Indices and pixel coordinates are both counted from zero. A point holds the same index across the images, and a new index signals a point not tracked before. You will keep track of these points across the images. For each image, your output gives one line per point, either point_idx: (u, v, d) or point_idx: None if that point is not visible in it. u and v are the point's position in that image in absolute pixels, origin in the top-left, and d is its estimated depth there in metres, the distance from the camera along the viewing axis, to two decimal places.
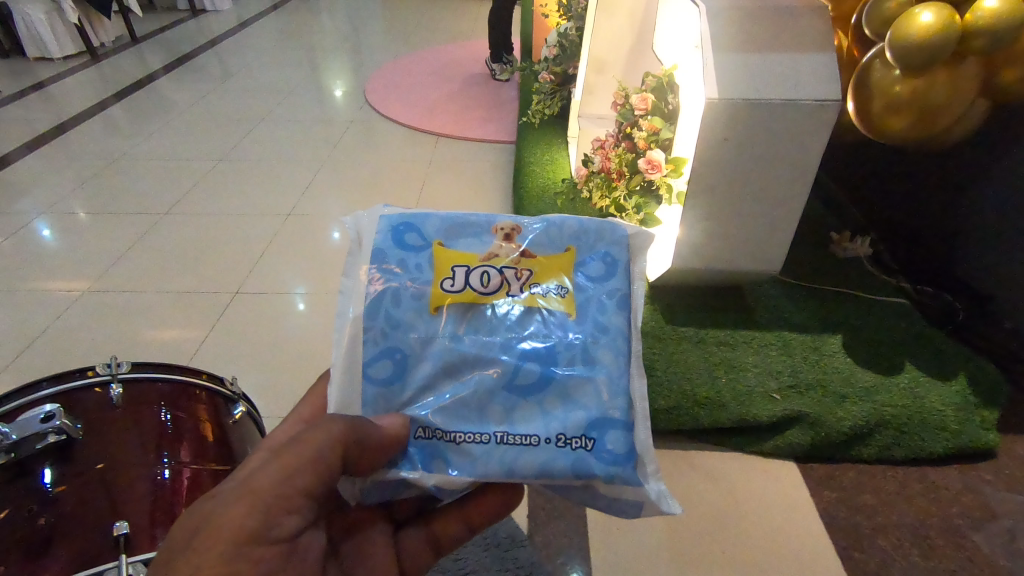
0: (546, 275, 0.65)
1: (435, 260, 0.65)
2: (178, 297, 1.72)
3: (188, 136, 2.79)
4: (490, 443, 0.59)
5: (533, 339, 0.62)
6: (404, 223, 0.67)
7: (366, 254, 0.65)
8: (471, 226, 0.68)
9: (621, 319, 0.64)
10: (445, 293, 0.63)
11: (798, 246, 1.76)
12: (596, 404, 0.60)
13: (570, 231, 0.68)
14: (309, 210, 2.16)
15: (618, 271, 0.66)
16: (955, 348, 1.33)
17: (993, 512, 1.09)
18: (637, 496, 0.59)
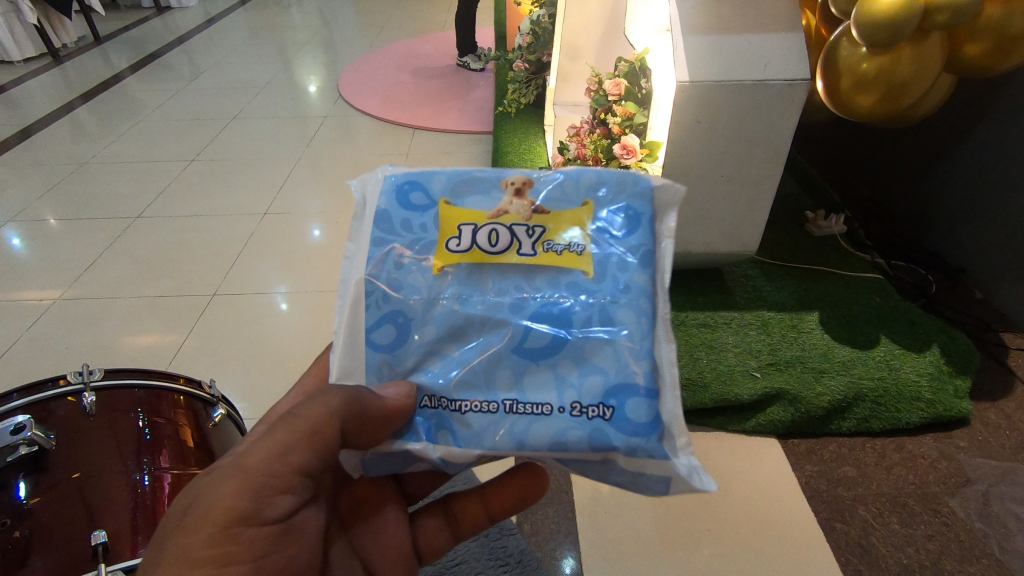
0: (561, 230, 0.59)
1: (441, 219, 0.60)
2: (155, 302, 1.69)
3: (159, 136, 2.73)
4: (498, 413, 0.54)
5: (546, 300, 0.56)
6: (410, 182, 0.62)
7: (369, 217, 0.60)
8: (481, 182, 0.62)
9: (644, 277, 0.57)
10: (451, 253, 0.58)
11: (776, 225, 1.78)
12: (616, 369, 0.54)
13: (587, 181, 0.61)
14: (286, 208, 2.13)
15: (641, 224, 0.59)
16: (930, 321, 1.36)
17: (968, 477, 1.12)
18: (663, 471, 0.53)
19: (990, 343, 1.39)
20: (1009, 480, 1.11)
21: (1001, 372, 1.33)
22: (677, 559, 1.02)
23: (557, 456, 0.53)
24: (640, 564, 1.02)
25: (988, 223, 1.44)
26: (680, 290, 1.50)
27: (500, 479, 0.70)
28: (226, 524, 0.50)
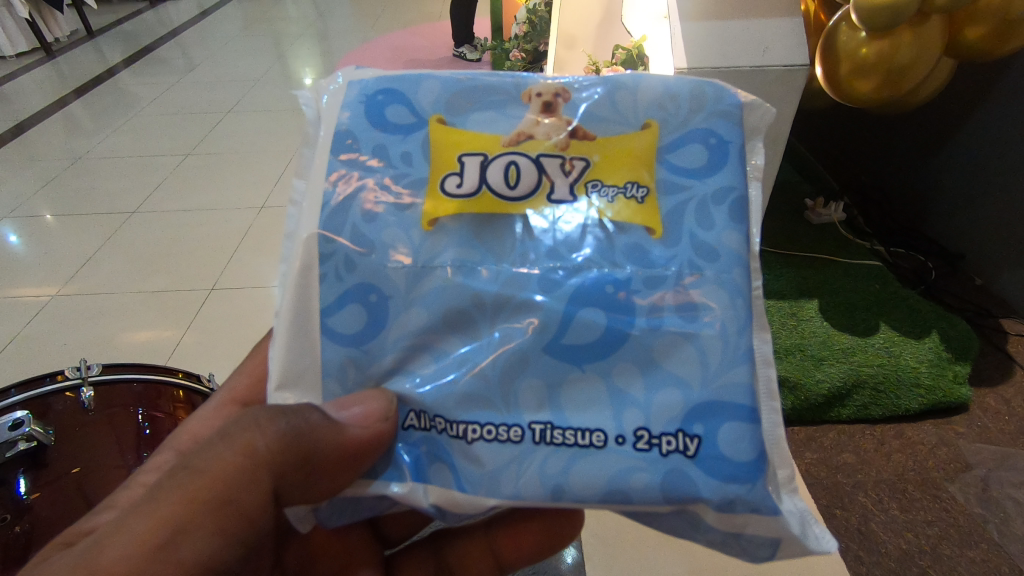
0: (615, 175, 0.50)
1: (432, 146, 0.51)
2: (152, 297, 1.68)
3: (154, 130, 2.72)
4: (524, 444, 0.45)
5: (597, 272, 0.48)
6: (384, 92, 0.54)
7: (324, 140, 0.52)
8: (493, 94, 0.53)
9: (733, 240, 0.49)
10: (446, 196, 0.49)
11: (775, 213, 1.78)
12: (698, 384, 0.46)
13: (645, 104, 0.52)
14: (283, 200, 2.12)
15: (728, 161, 0.51)
16: (929, 308, 1.36)
17: (967, 463, 1.13)
18: (768, 528, 0.45)
19: (990, 329, 1.39)
20: (1007, 465, 1.11)
21: (1000, 357, 1.33)
22: (678, 548, 1.02)
23: (614, 504, 0.45)
24: (641, 553, 1.02)
25: (988, 208, 1.43)
26: None
27: (509, 523, 0.62)
28: None
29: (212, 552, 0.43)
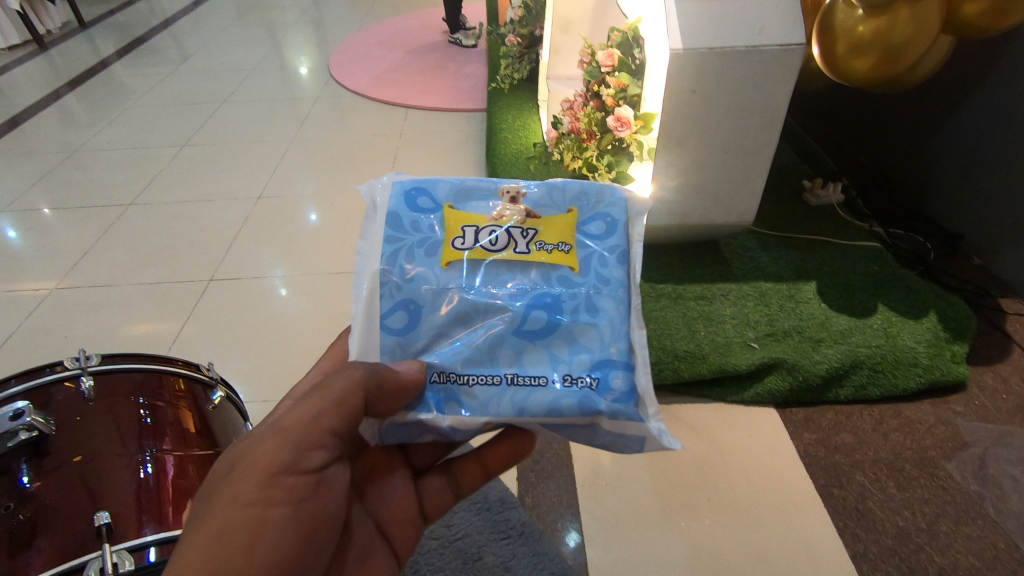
0: (552, 233, 0.67)
1: (446, 220, 0.67)
2: (151, 289, 1.69)
3: (148, 122, 2.69)
4: (501, 385, 0.60)
5: (538, 289, 0.64)
6: (416, 189, 0.69)
7: (380, 218, 0.67)
8: (479, 191, 0.70)
9: (621, 273, 0.65)
10: (457, 250, 0.65)
11: (773, 196, 1.77)
12: (600, 347, 0.61)
13: (572, 193, 0.70)
14: (279, 192, 2.11)
15: (618, 229, 0.68)
16: (927, 288, 1.36)
17: (964, 441, 1.13)
18: (639, 431, 0.60)
19: (988, 309, 1.39)
20: (1004, 443, 1.12)
21: (998, 337, 1.33)
22: (677, 528, 1.04)
23: (551, 423, 0.60)
24: (640, 533, 1.03)
25: (987, 187, 1.43)
26: (677, 263, 1.50)
27: (492, 439, 0.73)
28: (269, 472, 0.53)
29: (337, 425, 0.57)
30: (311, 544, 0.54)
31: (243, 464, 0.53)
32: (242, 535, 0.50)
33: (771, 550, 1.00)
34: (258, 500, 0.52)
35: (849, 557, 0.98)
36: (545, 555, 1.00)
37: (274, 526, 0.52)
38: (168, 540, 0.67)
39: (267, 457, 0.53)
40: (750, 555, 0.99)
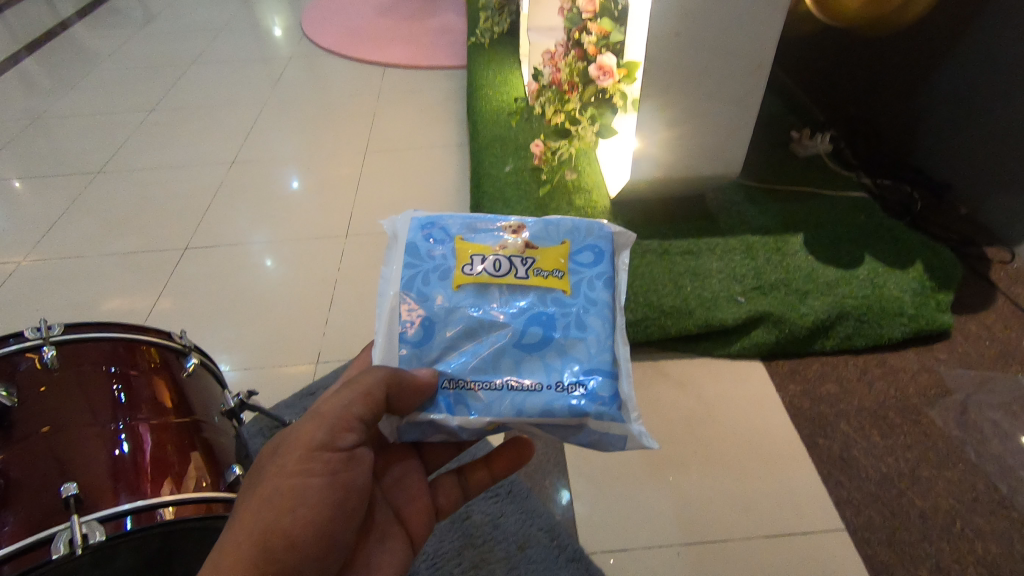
0: (547, 260, 0.69)
1: (456, 249, 0.69)
2: (125, 259, 1.64)
3: (114, 87, 2.58)
4: (502, 389, 0.61)
5: (536, 307, 0.66)
6: (430, 222, 0.72)
7: (399, 248, 0.70)
8: (486, 223, 0.72)
9: (607, 295, 0.67)
10: (465, 274, 0.67)
11: (759, 148, 1.74)
12: (589, 359, 0.63)
13: (565, 228, 0.72)
14: (254, 156, 2.04)
15: (606, 259, 0.70)
16: (914, 238, 1.35)
17: (947, 388, 1.14)
18: (620, 431, 0.62)
19: (973, 257, 1.38)
20: (986, 389, 1.13)
21: (983, 285, 1.33)
22: (664, 481, 1.04)
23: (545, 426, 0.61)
24: (627, 487, 1.04)
25: (976, 134, 1.40)
26: (664, 218, 1.47)
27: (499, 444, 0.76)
28: (307, 450, 0.57)
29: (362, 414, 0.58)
30: (346, 514, 0.58)
31: (288, 441, 0.58)
32: (289, 501, 0.55)
33: (755, 499, 1.01)
34: (300, 472, 0.56)
35: (833, 503, 1.00)
36: (533, 511, 1.00)
37: (316, 494, 0.56)
38: (145, 508, 0.66)
39: (307, 437, 0.57)
40: (735, 504, 1.00)
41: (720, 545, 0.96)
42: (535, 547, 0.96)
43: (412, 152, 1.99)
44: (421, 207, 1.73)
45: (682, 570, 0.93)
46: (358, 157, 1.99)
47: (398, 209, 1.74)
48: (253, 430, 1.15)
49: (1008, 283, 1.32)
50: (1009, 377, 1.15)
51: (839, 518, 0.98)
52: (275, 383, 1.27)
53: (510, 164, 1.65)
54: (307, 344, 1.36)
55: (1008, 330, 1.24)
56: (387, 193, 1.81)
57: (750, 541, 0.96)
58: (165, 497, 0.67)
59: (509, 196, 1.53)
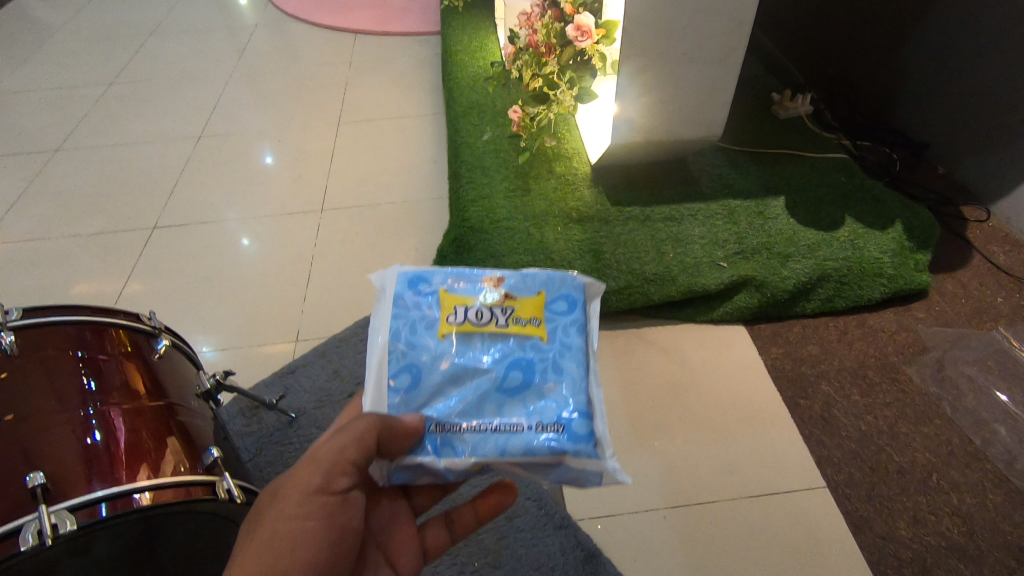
0: (525, 310, 0.69)
1: (441, 301, 0.70)
2: (90, 240, 1.58)
3: (69, 59, 2.45)
4: (483, 431, 0.61)
5: (514, 352, 0.66)
6: (418, 276, 0.72)
7: (388, 303, 0.70)
8: (468, 275, 0.73)
9: (581, 340, 0.68)
10: (451, 325, 0.67)
11: (740, 111, 1.71)
12: (566, 401, 0.63)
13: (541, 278, 0.72)
14: (221, 129, 1.96)
15: (579, 307, 0.71)
16: (893, 198, 1.36)
17: (925, 345, 1.16)
18: (596, 466, 0.61)
19: (950, 217, 1.39)
20: (961, 345, 1.15)
21: (959, 244, 1.34)
22: (649, 447, 1.05)
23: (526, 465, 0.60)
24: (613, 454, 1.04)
25: (956, 92, 1.40)
26: (645, 183, 1.45)
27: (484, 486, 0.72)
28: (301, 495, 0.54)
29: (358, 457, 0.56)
30: (341, 559, 0.55)
31: (281, 488, 0.55)
32: (285, 546, 0.52)
33: (739, 461, 1.02)
34: (296, 516, 0.53)
35: (815, 462, 1.01)
36: (520, 482, 1.00)
37: (311, 538, 0.53)
38: (120, 495, 0.63)
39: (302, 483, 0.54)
40: (720, 467, 1.02)
41: (705, 507, 0.97)
42: (523, 517, 0.96)
43: (386, 122, 1.93)
44: (397, 179, 1.69)
45: (668, 533, 0.94)
46: (330, 129, 1.92)
47: (373, 181, 1.69)
48: (233, 411, 1.12)
49: (984, 241, 1.33)
50: (983, 333, 1.17)
51: (820, 476, 1.00)
52: (253, 363, 1.25)
53: (487, 133, 1.61)
54: (285, 322, 1.33)
55: (983, 288, 1.25)
56: (362, 165, 1.76)
57: (735, 501, 0.97)
58: (141, 483, 0.65)
59: (487, 166, 1.50)
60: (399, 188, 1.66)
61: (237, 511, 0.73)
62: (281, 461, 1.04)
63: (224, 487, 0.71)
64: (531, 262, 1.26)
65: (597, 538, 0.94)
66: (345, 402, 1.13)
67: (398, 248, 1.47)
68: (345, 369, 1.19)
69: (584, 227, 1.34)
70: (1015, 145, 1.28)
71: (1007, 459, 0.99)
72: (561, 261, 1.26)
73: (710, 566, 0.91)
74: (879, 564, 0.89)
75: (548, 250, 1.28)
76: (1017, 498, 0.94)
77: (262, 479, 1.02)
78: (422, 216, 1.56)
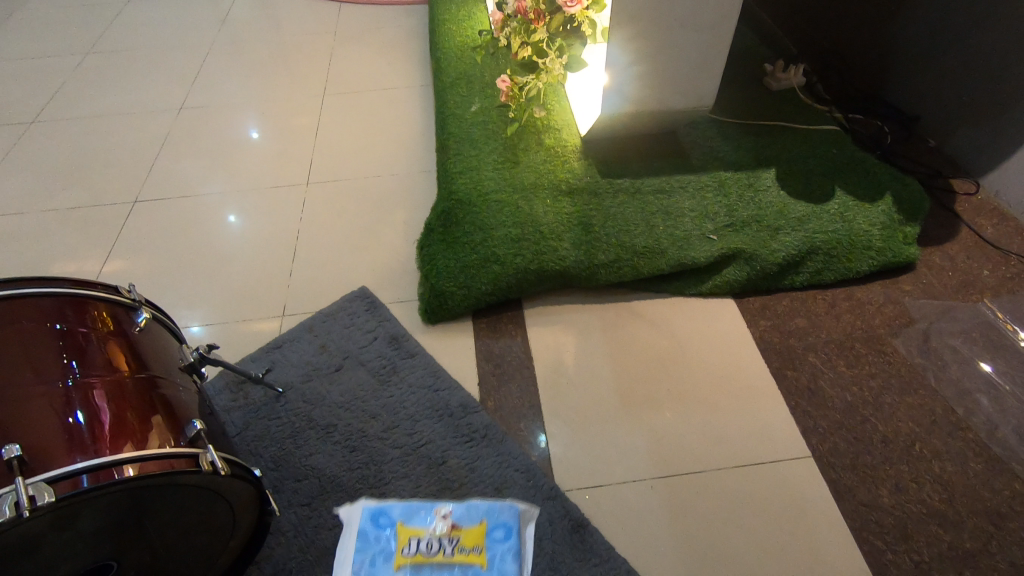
0: (468, 538, 0.90)
1: (399, 536, 0.90)
2: (70, 214, 1.54)
3: (43, 28, 2.37)
4: None
5: (458, 572, 0.87)
6: (378, 511, 0.93)
7: (352, 536, 0.91)
8: (421, 505, 0.94)
9: (516, 566, 0.87)
10: (404, 555, 0.88)
11: (732, 83, 1.69)
12: None
13: (482, 508, 0.93)
14: (203, 101, 1.91)
15: (514, 534, 0.90)
16: (884, 170, 1.35)
17: (911, 318, 1.16)
18: None
19: (939, 190, 1.39)
20: (947, 318, 1.16)
21: (948, 217, 1.34)
22: (638, 419, 1.05)
23: None
24: (601, 426, 1.05)
25: (948, 63, 1.38)
26: (635, 155, 1.44)
27: None
28: None
29: None
30: None
31: None
32: None
33: (726, 432, 1.03)
34: None
35: (801, 432, 1.02)
36: (509, 454, 1.01)
37: None
38: (102, 466, 0.62)
39: None
40: (707, 438, 1.02)
41: (692, 477, 0.98)
42: (512, 488, 0.96)
43: (372, 94, 1.88)
44: (384, 152, 1.66)
45: (654, 503, 0.95)
46: (316, 100, 1.88)
47: (359, 154, 1.66)
48: (219, 386, 1.11)
49: (972, 214, 1.33)
50: (969, 305, 1.18)
51: (806, 446, 1.01)
52: (239, 338, 1.23)
53: (475, 104, 1.57)
54: (271, 297, 1.31)
55: (970, 261, 1.25)
56: (348, 138, 1.72)
57: (721, 471, 0.98)
58: (123, 455, 0.64)
59: (475, 138, 1.47)
60: (387, 161, 1.63)
61: (222, 483, 0.72)
62: (269, 435, 1.04)
63: (207, 459, 0.70)
64: (520, 235, 1.24)
65: (584, 508, 0.95)
66: (332, 376, 1.12)
67: (385, 222, 1.45)
68: (332, 343, 1.18)
69: (573, 199, 1.32)
70: (1006, 116, 1.28)
71: (988, 428, 1.00)
72: (550, 234, 1.24)
73: (696, 534, 0.92)
74: (861, 530, 0.91)
75: (537, 223, 1.26)
76: (996, 465, 0.96)
77: (249, 453, 1.01)
78: (409, 190, 1.54)
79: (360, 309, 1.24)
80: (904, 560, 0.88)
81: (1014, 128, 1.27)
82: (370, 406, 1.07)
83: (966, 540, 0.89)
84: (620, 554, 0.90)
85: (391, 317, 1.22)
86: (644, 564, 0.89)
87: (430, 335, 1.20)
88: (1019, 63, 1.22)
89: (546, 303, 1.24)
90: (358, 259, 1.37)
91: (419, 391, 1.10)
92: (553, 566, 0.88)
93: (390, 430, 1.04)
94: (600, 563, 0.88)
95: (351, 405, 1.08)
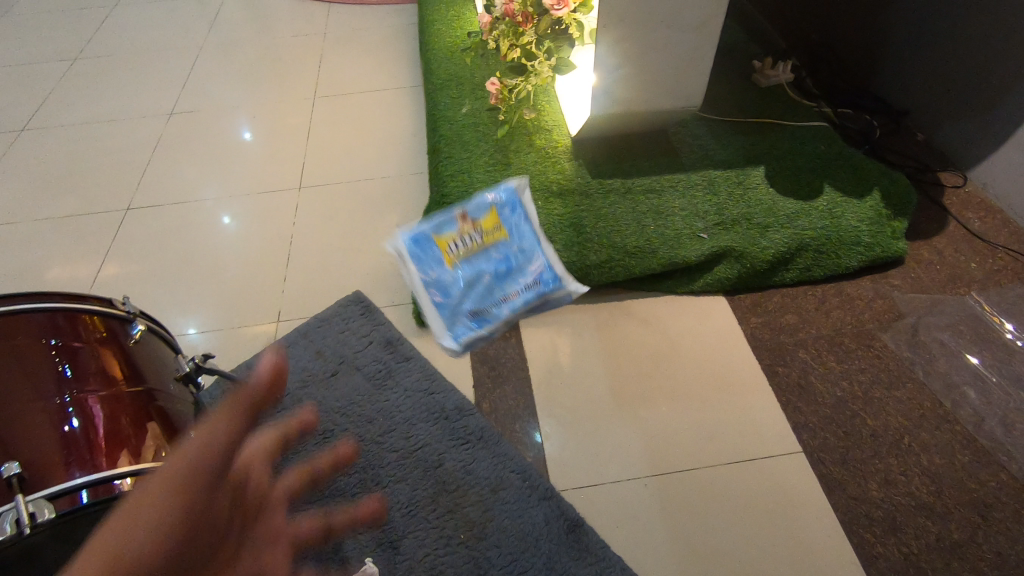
0: (489, 223, 1.28)
1: (439, 247, 1.26)
2: (62, 222, 1.54)
3: (30, 33, 2.35)
4: (502, 304, 1.22)
5: (494, 258, 1.25)
6: (413, 237, 1.28)
7: (407, 264, 1.27)
8: (443, 222, 1.28)
9: (533, 233, 1.28)
10: (452, 256, 1.25)
11: (722, 79, 1.70)
12: (532, 264, 1.25)
13: (489, 198, 1.30)
14: (193, 105, 1.91)
15: (521, 206, 1.31)
16: (873, 166, 1.36)
17: (900, 312, 1.18)
18: (565, 296, 1.24)
19: (928, 184, 1.40)
20: (935, 311, 1.17)
21: (937, 210, 1.35)
22: (632, 417, 1.07)
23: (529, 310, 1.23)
24: (595, 425, 1.06)
25: (935, 57, 1.39)
26: (626, 154, 1.44)
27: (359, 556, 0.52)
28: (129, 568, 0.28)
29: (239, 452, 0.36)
30: None
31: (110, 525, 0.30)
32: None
33: (719, 429, 1.04)
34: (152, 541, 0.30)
35: (792, 427, 1.04)
36: (505, 455, 1.02)
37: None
38: (101, 481, 0.64)
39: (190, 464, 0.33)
40: (700, 436, 1.04)
41: (685, 474, 0.99)
42: (508, 489, 0.98)
43: (364, 95, 1.88)
44: (377, 155, 1.66)
45: (649, 500, 0.97)
46: (307, 103, 1.87)
47: (352, 157, 1.66)
48: (216, 394, 1.12)
49: (960, 208, 1.35)
50: (957, 298, 1.19)
51: (798, 442, 1.02)
52: (234, 345, 1.24)
53: (466, 105, 1.58)
54: (266, 302, 1.32)
55: (958, 254, 1.27)
56: (340, 141, 1.72)
57: (713, 468, 1.00)
58: (121, 469, 0.65)
59: (467, 140, 1.47)
60: (379, 163, 1.63)
61: None
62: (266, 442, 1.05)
63: None
64: None
65: (580, 507, 0.97)
66: (329, 381, 1.13)
67: (378, 225, 1.46)
68: (328, 349, 1.18)
69: (565, 200, 1.33)
70: (993, 110, 1.29)
71: (975, 420, 1.02)
72: (542, 236, 1.25)
73: (690, 530, 0.93)
74: (852, 523, 0.92)
75: (530, 225, 1.27)
76: (984, 457, 0.98)
77: None
78: (402, 192, 1.54)
79: (355, 314, 1.24)
80: (893, 552, 0.89)
81: (1001, 121, 1.28)
82: (366, 410, 1.08)
83: (954, 531, 0.91)
84: (616, 551, 0.92)
85: (386, 321, 1.23)
86: (639, 561, 0.91)
87: (425, 338, 1.21)
88: (1005, 57, 1.23)
89: (540, 304, 1.25)
90: (352, 263, 1.37)
91: (415, 394, 1.11)
92: (549, 566, 0.90)
93: (386, 433, 1.05)
94: (595, 562, 0.90)
95: (347, 410, 1.09)
